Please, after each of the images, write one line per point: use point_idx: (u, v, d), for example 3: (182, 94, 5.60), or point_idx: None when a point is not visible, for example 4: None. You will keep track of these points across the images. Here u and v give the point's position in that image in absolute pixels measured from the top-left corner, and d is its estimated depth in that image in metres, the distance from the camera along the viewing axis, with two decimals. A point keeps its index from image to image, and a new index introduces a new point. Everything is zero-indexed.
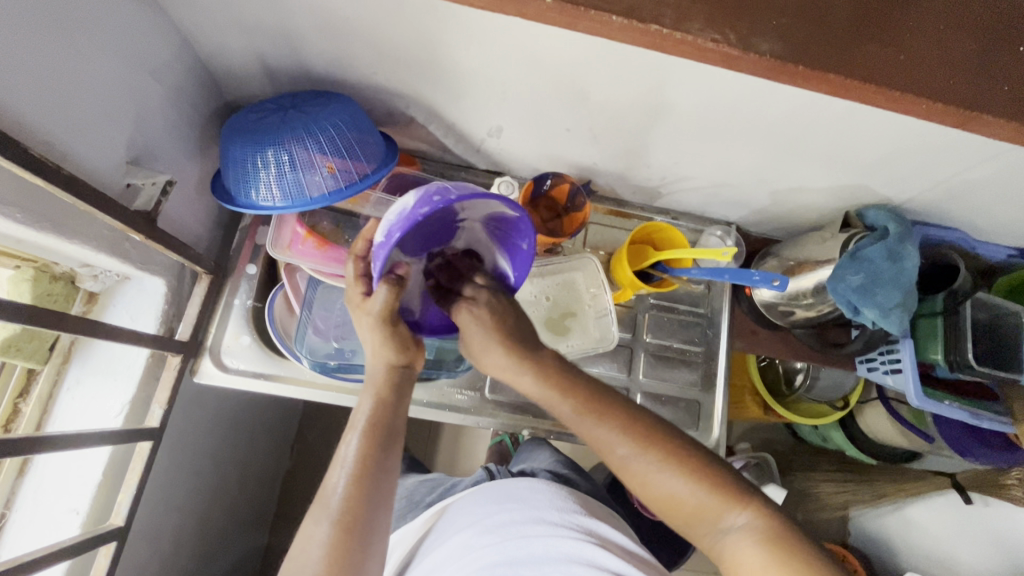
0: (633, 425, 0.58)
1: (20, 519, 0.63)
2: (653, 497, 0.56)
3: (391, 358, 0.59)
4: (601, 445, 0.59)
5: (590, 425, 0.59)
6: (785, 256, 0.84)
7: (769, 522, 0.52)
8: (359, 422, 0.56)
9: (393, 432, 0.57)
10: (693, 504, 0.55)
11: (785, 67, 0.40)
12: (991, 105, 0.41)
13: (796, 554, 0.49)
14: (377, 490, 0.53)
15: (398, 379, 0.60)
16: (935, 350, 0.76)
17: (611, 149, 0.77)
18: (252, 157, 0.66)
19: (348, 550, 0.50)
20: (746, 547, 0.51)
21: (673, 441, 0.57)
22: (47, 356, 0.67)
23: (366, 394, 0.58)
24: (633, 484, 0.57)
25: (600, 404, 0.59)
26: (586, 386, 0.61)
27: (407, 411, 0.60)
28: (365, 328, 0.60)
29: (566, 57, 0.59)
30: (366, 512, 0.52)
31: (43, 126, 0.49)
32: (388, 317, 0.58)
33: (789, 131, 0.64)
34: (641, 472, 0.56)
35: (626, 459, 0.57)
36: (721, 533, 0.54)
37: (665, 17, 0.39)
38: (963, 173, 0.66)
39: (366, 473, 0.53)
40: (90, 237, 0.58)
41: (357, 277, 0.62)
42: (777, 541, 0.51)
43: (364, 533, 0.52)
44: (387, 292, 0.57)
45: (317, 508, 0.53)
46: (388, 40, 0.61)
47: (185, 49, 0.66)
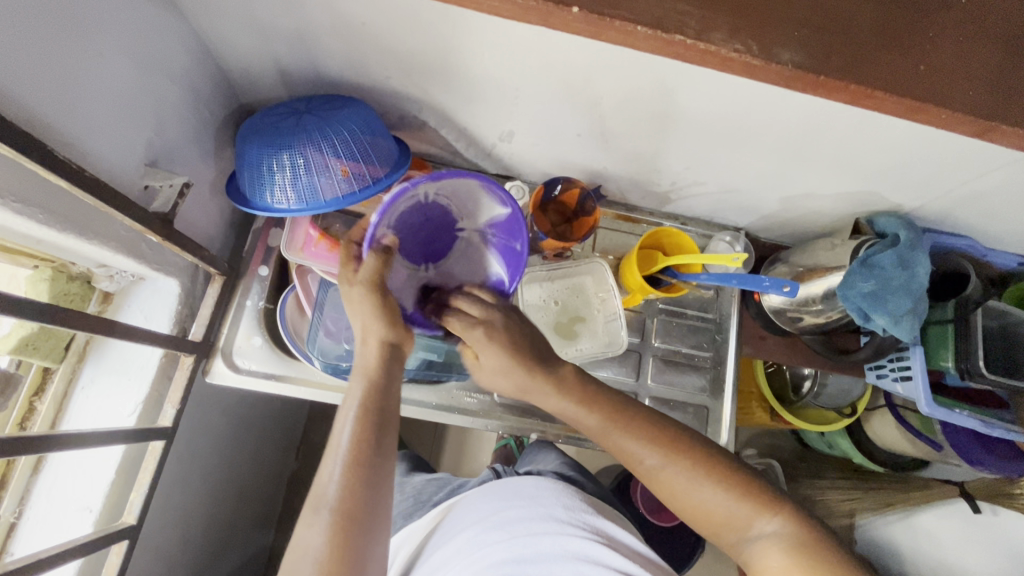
0: (661, 434, 0.58)
1: (35, 517, 0.64)
2: (683, 505, 0.57)
3: (381, 335, 0.58)
4: (630, 457, 0.59)
5: (617, 436, 0.59)
6: (794, 262, 0.84)
7: (798, 528, 0.53)
8: (351, 407, 0.55)
9: (387, 414, 0.55)
10: (722, 513, 0.56)
11: (805, 77, 0.40)
12: (1007, 115, 0.41)
13: (823, 560, 0.51)
14: (374, 475, 0.52)
15: (389, 359, 0.58)
16: (946, 357, 0.76)
17: (621, 155, 0.77)
18: (268, 160, 0.67)
19: (348, 539, 0.49)
20: (773, 554, 0.53)
21: (702, 451, 0.58)
22: (63, 355, 0.67)
23: (357, 377, 0.57)
24: (662, 492, 0.58)
25: (627, 414, 0.59)
26: (609, 398, 0.60)
27: (400, 391, 0.58)
28: (355, 302, 0.59)
29: (581, 64, 0.59)
30: (363, 498, 0.51)
31: (65, 127, 0.50)
32: (377, 286, 0.58)
33: (801, 137, 0.64)
34: (671, 482, 0.57)
35: (655, 468, 0.58)
36: (751, 539, 0.55)
37: (689, 26, 0.39)
38: (975, 181, 0.66)
39: (361, 458, 0.52)
40: (108, 237, 0.59)
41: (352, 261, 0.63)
42: (807, 548, 0.52)
43: (365, 520, 0.50)
44: (376, 260, 0.59)
45: (314, 498, 0.51)
46: (403, 45, 0.61)
47: (202, 53, 0.67)
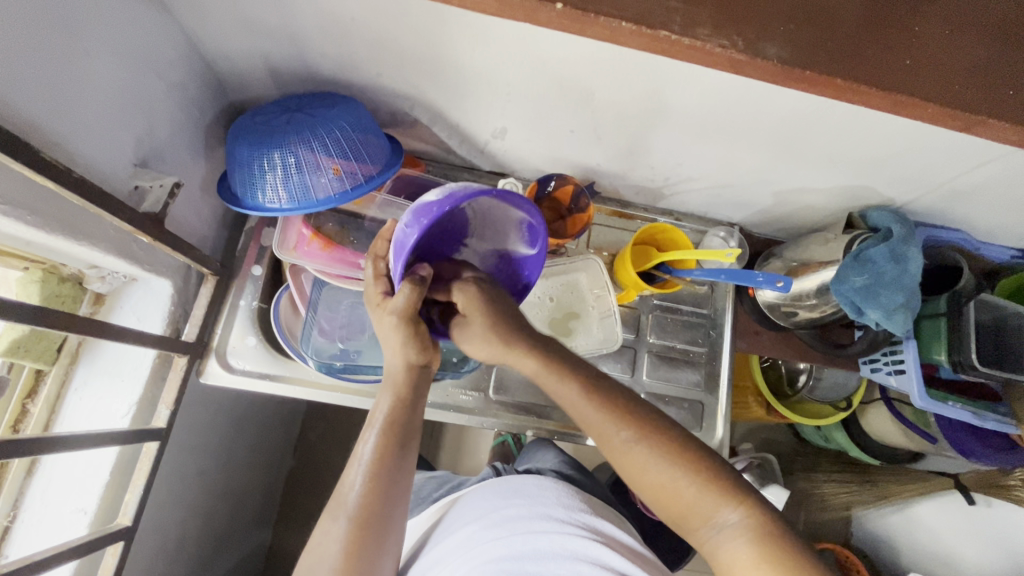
0: (634, 413, 0.57)
1: (29, 519, 0.64)
2: (649, 488, 0.56)
3: (411, 357, 0.60)
4: (601, 434, 0.58)
5: (588, 409, 0.58)
6: (788, 257, 0.84)
7: (763, 521, 0.52)
8: (376, 421, 0.58)
9: (409, 432, 0.58)
10: (687, 499, 0.54)
11: (791, 73, 0.40)
12: (996, 109, 0.41)
13: (788, 556, 0.50)
14: (392, 487, 0.55)
15: (416, 379, 0.60)
16: (939, 351, 0.76)
17: (615, 151, 0.77)
18: (259, 159, 0.67)
19: (363, 545, 0.53)
20: (738, 545, 0.52)
21: (671, 433, 0.56)
22: (56, 356, 0.67)
23: (384, 392, 0.60)
24: (628, 471, 0.57)
25: (601, 390, 0.59)
26: (589, 376, 0.60)
27: (423, 409, 0.61)
28: (386, 326, 0.59)
29: (571, 59, 0.59)
30: (381, 508, 0.54)
31: (52, 128, 0.50)
32: (410, 315, 0.58)
33: (793, 132, 0.64)
34: (639, 461, 0.56)
35: (625, 446, 0.56)
36: (715, 527, 0.53)
37: (673, 22, 0.39)
38: (967, 175, 0.66)
39: (382, 472, 0.55)
40: (98, 238, 0.59)
41: (378, 277, 0.63)
42: (774, 542, 0.51)
43: (379, 531, 0.54)
44: (411, 291, 0.57)
45: (335, 504, 0.55)
46: (394, 41, 0.61)
47: (191, 51, 0.67)
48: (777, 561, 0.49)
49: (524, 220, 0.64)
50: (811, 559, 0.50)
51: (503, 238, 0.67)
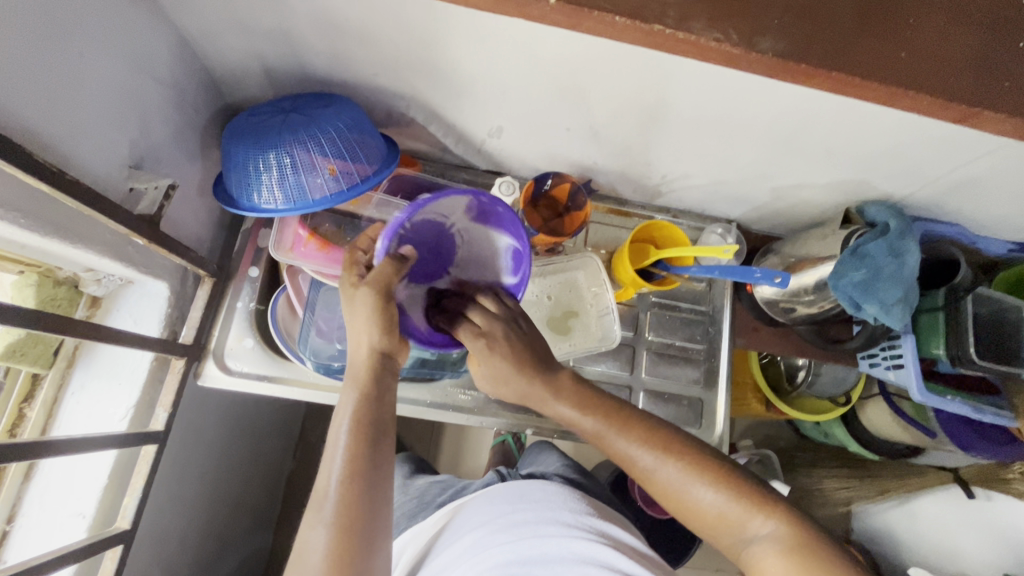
0: (657, 435, 0.59)
1: (27, 523, 0.64)
2: (678, 506, 0.57)
3: (373, 342, 0.60)
4: (625, 456, 0.59)
5: (612, 436, 0.60)
6: (786, 253, 0.84)
7: (794, 529, 0.53)
8: (343, 418, 0.57)
9: (380, 426, 0.57)
10: (717, 513, 0.55)
11: (787, 65, 0.40)
12: (993, 101, 0.41)
13: (820, 563, 0.50)
14: (370, 484, 0.54)
15: (381, 369, 0.60)
16: (937, 344, 0.76)
17: (611, 148, 0.77)
18: (255, 161, 0.67)
19: (345, 549, 0.50)
20: (770, 556, 0.52)
21: (695, 450, 0.58)
22: (52, 360, 0.67)
23: (347, 390, 0.59)
24: (658, 493, 0.58)
25: (623, 415, 0.60)
26: (608, 399, 0.62)
27: (393, 399, 0.60)
28: (357, 305, 0.61)
29: (567, 56, 0.59)
30: (359, 509, 0.52)
31: (45, 130, 0.49)
32: (384, 290, 0.61)
33: (789, 127, 0.64)
34: (664, 481, 0.57)
35: (652, 467, 0.57)
36: (747, 541, 0.54)
37: (667, 16, 0.39)
38: (964, 168, 0.66)
39: (356, 470, 0.54)
40: (93, 240, 0.58)
41: (353, 265, 0.65)
42: (803, 549, 0.51)
43: (360, 532, 0.52)
44: (386, 271, 0.61)
45: (313, 511, 0.53)
46: (388, 40, 0.61)
47: (185, 52, 0.66)
48: (807, 566, 0.50)
49: (512, 246, 0.71)
50: (843, 563, 0.50)
51: (488, 270, 0.72)
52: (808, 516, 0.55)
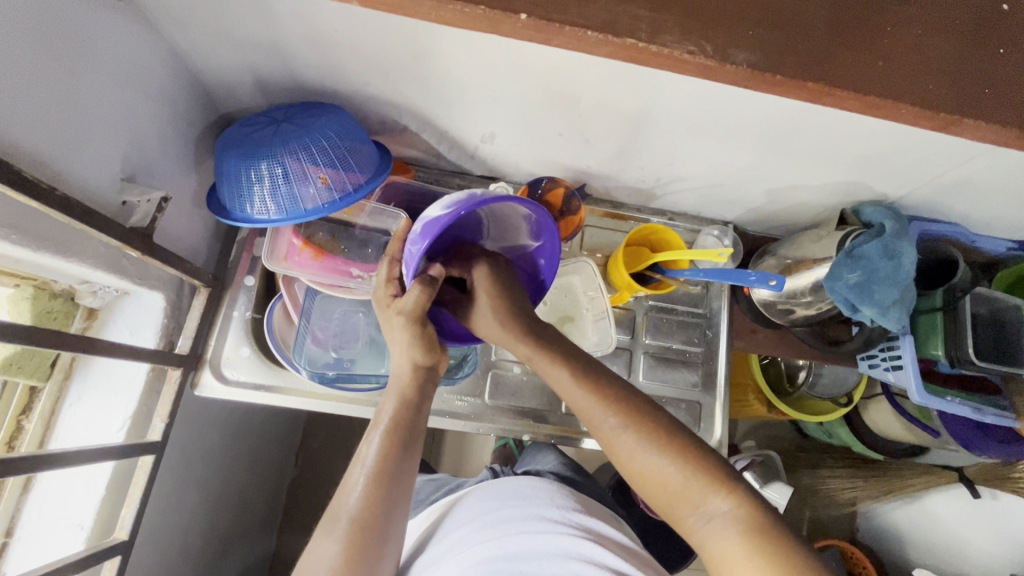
0: (628, 402, 0.59)
1: (25, 536, 0.64)
2: (637, 476, 0.57)
3: (416, 357, 0.61)
4: (591, 417, 0.59)
5: (582, 395, 0.60)
6: (782, 255, 0.83)
7: (753, 511, 0.52)
8: (381, 422, 0.58)
9: (414, 432, 0.59)
10: (676, 486, 0.54)
11: (762, 76, 0.40)
12: (977, 108, 0.41)
13: (775, 543, 0.49)
14: (395, 489, 0.55)
15: (420, 380, 0.61)
16: (936, 346, 0.75)
17: (604, 152, 0.77)
18: (246, 171, 0.67)
19: (364, 548, 0.52)
20: (727, 535, 0.51)
21: (662, 422, 0.57)
22: (49, 372, 0.67)
23: (389, 395, 0.60)
24: (618, 459, 0.58)
25: (593, 375, 0.60)
26: (583, 362, 0.62)
27: (428, 410, 0.62)
28: (394, 328, 0.61)
29: (555, 62, 0.59)
30: (383, 510, 0.54)
31: (36, 148, 0.50)
32: (421, 315, 0.60)
33: (780, 129, 0.63)
34: (626, 447, 0.57)
35: (614, 434, 0.57)
36: (703, 517, 0.53)
37: (641, 30, 0.39)
38: (960, 168, 0.65)
39: (385, 474, 0.55)
40: (87, 254, 0.59)
41: (389, 280, 0.64)
42: (758, 531, 0.50)
43: (380, 532, 0.53)
44: (420, 291, 0.59)
45: (334, 507, 0.55)
46: (378, 50, 0.61)
47: (177, 65, 0.67)
48: (762, 549, 0.49)
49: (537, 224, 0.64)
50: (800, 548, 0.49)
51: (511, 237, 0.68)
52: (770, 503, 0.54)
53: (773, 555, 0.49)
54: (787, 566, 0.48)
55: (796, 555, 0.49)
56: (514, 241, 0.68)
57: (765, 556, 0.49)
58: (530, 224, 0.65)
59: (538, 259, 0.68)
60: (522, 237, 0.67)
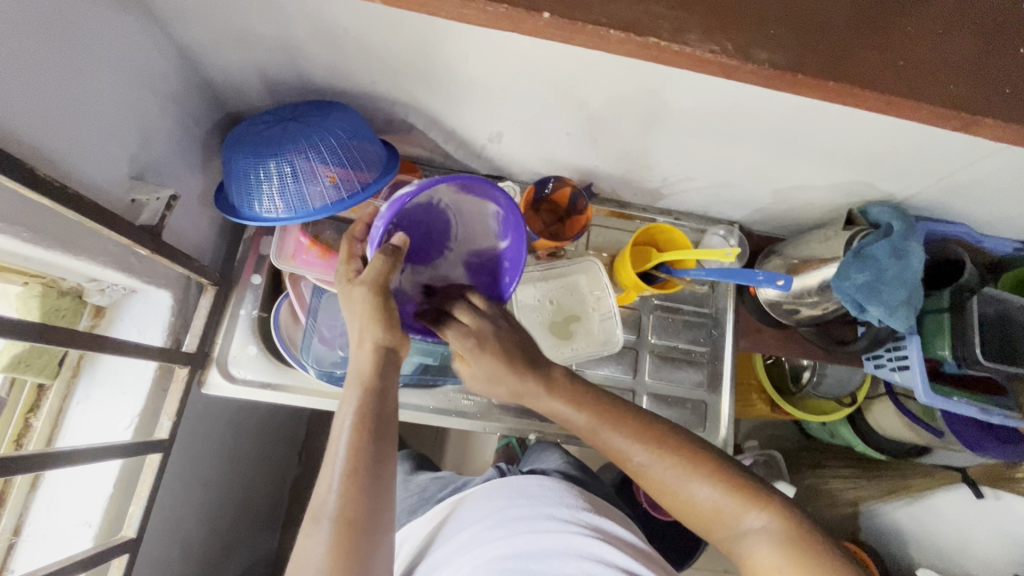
0: (649, 433, 0.59)
1: (33, 534, 0.64)
2: (673, 501, 0.58)
3: (377, 338, 0.58)
4: (618, 453, 0.59)
5: (605, 434, 0.60)
6: (789, 255, 0.83)
7: (788, 523, 0.53)
8: (348, 417, 0.56)
9: (381, 422, 0.57)
10: (711, 507, 0.56)
11: (783, 76, 0.40)
12: (993, 109, 0.41)
13: (812, 554, 0.51)
14: (371, 484, 0.54)
15: (384, 365, 0.59)
16: (943, 345, 0.76)
17: (611, 151, 0.77)
18: (255, 170, 0.67)
19: (350, 547, 0.52)
20: (764, 548, 0.53)
21: (689, 448, 0.58)
22: (57, 370, 0.67)
23: (351, 387, 0.58)
24: (651, 489, 0.58)
25: (615, 411, 0.60)
26: (601, 397, 0.62)
27: (395, 395, 0.59)
28: (356, 310, 0.59)
29: (565, 61, 0.59)
30: (364, 508, 0.53)
31: (47, 146, 0.50)
32: (380, 291, 0.58)
33: (789, 129, 0.64)
34: (660, 478, 0.57)
35: (643, 466, 0.58)
36: (741, 535, 0.55)
37: (662, 29, 0.39)
38: (968, 168, 0.65)
39: (358, 471, 0.54)
40: (96, 252, 0.59)
41: (350, 258, 0.63)
42: (796, 542, 0.52)
43: (365, 531, 0.53)
44: (382, 260, 0.58)
45: (316, 509, 0.54)
46: (386, 48, 0.61)
47: (186, 63, 0.67)
48: (800, 559, 0.51)
49: (500, 215, 0.65)
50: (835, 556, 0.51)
51: (480, 242, 0.67)
52: (800, 507, 0.55)
53: (810, 565, 0.50)
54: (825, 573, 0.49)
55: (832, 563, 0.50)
56: (483, 244, 0.67)
57: (806, 566, 0.50)
58: (497, 222, 0.66)
59: (503, 261, 0.67)
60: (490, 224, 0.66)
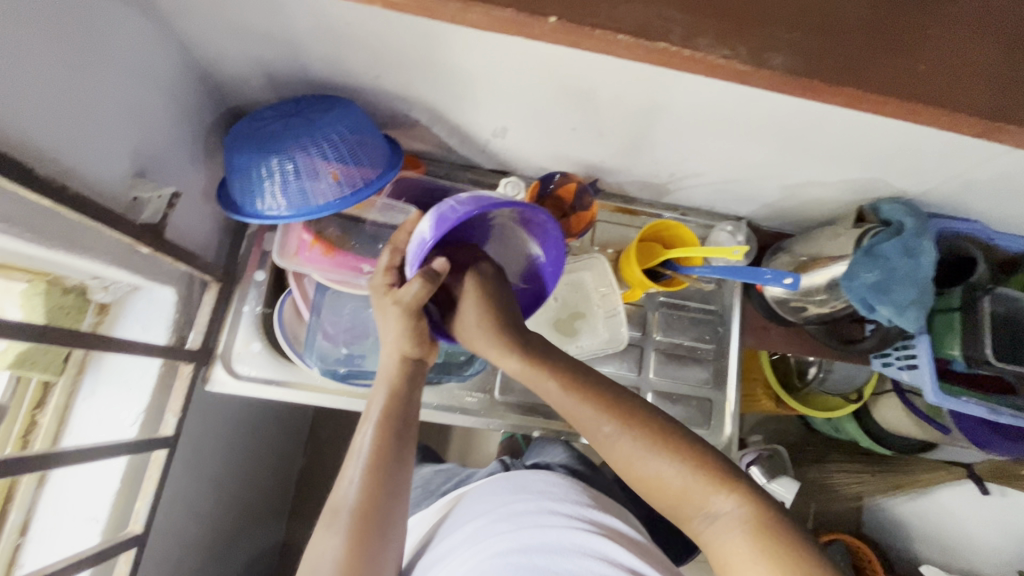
0: (618, 404, 0.58)
1: (41, 529, 0.65)
2: (639, 477, 0.56)
3: (405, 349, 0.61)
4: (587, 425, 0.59)
5: (573, 405, 0.59)
6: (797, 252, 0.82)
7: (757, 510, 0.51)
8: (372, 415, 0.58)
9: (407, 423, 0.59)
10: (677, 486, 0.54)
11: (797, 82, 0.39)
12: (1012, 110, 0.40)
13: (780, 542, 0.49)
14: (392, 480, 0.55)
15: (411, 371, 0.61)
16: (953, 345, 0.74)
17: (617, 147, 0.75)
18: (257, 167, 0.66)
19: (366, 540, 0.52)
20: (732, 534, 0.51)
21: (659, 423, 0.57)
22: (62, 367, 0.67)
23: (379, 387, 0.60)
24: (617, 463, 0.57)
25: (583, 383, 0.60)
26: (570, 367, 0.61)
27: (420, 400, 0.62)
28: (389, 316, 0.61)
29: (571, 56, 0.57)
30: (382, 503, 0.54)
31: (47, 145, 0.49)
32: (418, 307, 0.60)
33: (800, 126, 0.62)
34: (627, 452, 0.56)
35: (609, 439, 0.57)
36: (708, 518, 0.53)
37: (676, 32, 0.38)
38: (984, 166, 0.64)
39: (381, 466, 0.55)
40: (99, 251, 0.59)
41: (388, 268, 0.64)
42: (764, 530, 0.50)
43: (382, 526, 0.54)
44: (421, 284, 0.59)
45: (333, 505, 0.55)
46: (390, 43, 0.60)
47: (186, 57, 0.66)
48: (767, 548, 0.49)
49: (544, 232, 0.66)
50: (805, 546, 0.49)
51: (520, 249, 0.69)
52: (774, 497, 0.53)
53: (778, 555, 0.48)
54: (791, 562, 0.47)
55: (803, 557, 0.48)
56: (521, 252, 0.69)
57: (772, 554, 0.48)
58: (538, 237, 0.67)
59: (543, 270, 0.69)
60: (528, 247, 0.68)
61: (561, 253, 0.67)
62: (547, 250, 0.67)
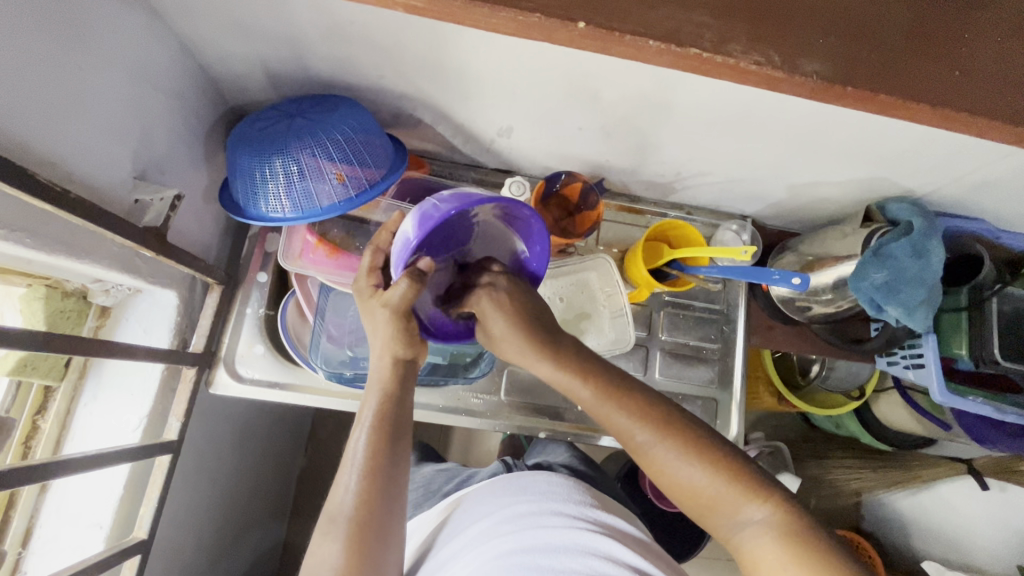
0: (652, 412, 0.57)
1: (45, 536, 0.64)
2: (672, 485, 0.56)
3: (396, 351, 0.60)
4: (621, 432, 0.58)
5: (606, 411, 0.58)
6: (803, 251, 0.81)
7: (790, 519, 0.51)
8: (365, 419, 0.57)
9: (399, 426, 0.58)
10: (711, 494, 0.54)
11: (835, 88, 0.39)
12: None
13: (814, 552, 0.48)
14: (388, 483, 0.55)
15: (403, 373, 0.60)
16: (960, 344, 0.75)
17: (624, 146, 0.75)
18: (261, 168, 0.65)
19: (364, 545, 0.52)
20: (764, 542, 0.50)
21: (693, 431, 0.56)
22: (63, 372, 0.67)
23: (369, 392, 0.59)
24: (650, 469, 0.57)
25: (617, 389, 0.59)
26: (605, 373, 0.60)
27: (411, 402, 0.61)
28: (377, 318, 0.59)
29: (581, 56, 0.57)
30: (379, 506, 0.54)
31: (47, 148, 0.48)
32: (405, 308, 0.58)
33: (810, 126, 0.62)
34: (660, 459, 0.55)
35: (644, 445, 0.56)
36: (739, 526, 0.53)
37: (705, 38, 0.38)
38: (993, 166, 0.64)
39: (376, 470, 0.54)
40: (100, 255, 0.58)
41: (372, 269, 0.63)
42: (797, 539, 0.49)
43: (378, 531, 0.53)
44: (409, 284, 0.57)
45: (329, 512, 0.54)
46: (395, 42, 0.59)
47: (186, 57, 0.64)
48: (800, 557, 0.48)
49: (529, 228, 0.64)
50: (838, 555, 0.48)
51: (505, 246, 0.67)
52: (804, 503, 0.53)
53: (810, 563, 0.48)
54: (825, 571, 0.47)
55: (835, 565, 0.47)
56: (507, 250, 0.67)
57: (804, 562, 0.48)
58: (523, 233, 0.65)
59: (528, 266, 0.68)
60: (512, 243, 0.67)
61: (546, 249, 0.65)
62: (532, 245, 0.66)
